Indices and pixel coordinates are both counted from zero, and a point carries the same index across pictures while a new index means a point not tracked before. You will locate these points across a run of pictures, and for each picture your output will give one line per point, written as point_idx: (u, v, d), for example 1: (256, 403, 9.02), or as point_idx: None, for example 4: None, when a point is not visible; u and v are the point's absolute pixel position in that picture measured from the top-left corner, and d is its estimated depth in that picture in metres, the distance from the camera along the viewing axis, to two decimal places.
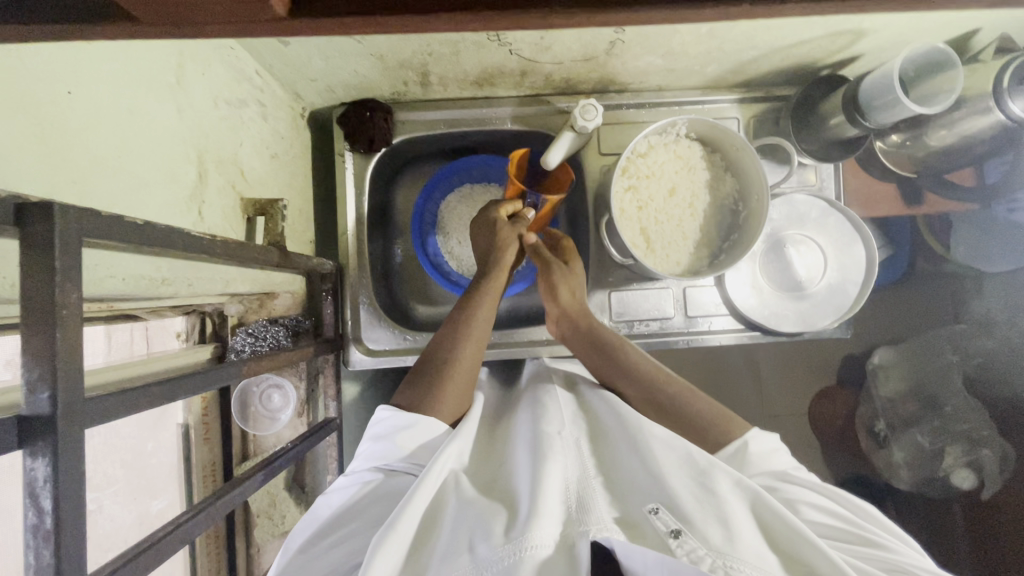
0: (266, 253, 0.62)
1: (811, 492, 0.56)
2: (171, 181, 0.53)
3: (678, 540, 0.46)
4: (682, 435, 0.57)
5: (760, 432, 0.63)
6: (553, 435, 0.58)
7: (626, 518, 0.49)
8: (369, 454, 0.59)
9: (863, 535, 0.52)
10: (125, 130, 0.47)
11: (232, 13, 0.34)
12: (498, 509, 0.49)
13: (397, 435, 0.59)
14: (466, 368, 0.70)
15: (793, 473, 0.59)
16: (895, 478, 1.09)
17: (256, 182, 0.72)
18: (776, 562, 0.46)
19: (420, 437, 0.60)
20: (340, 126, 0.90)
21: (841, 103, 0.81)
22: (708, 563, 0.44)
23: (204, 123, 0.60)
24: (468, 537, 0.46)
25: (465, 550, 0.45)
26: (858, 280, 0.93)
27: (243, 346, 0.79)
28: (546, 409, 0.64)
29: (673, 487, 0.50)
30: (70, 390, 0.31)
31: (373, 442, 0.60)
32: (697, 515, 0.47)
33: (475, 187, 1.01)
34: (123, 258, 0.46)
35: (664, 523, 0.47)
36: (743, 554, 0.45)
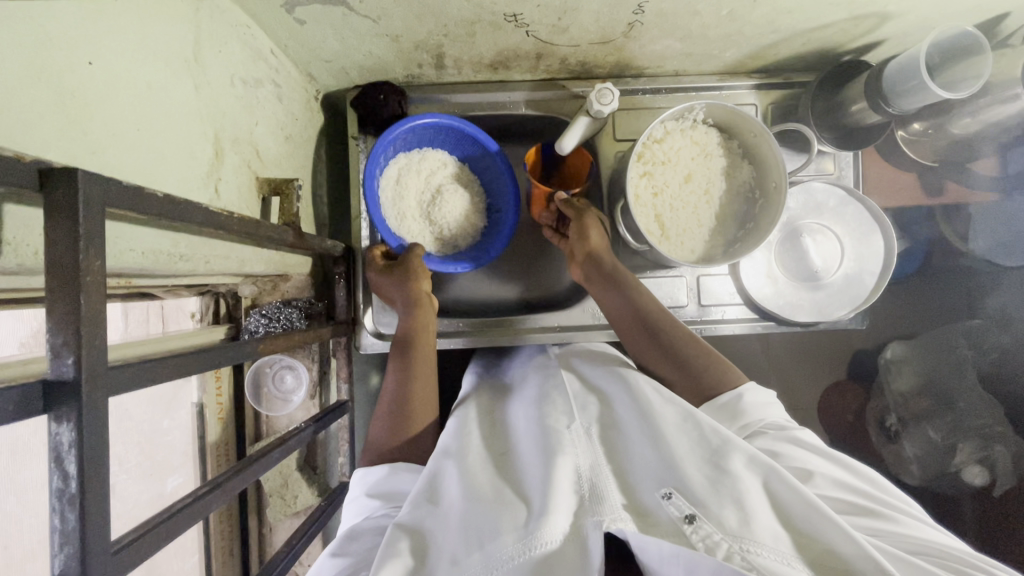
0: (281, 232, 0.62)
1: (822, 463, 0.56)
2: (189, 157, 0.53)
3: (692, 526, 0.46)
4: (694, 419, 0.56)
5: (754, 386, 0.66)
6: (562, 427, 0.57)
7: (638, 506, 0.49)
8: (348, 514, 0.60)
9: (879, 509, 0.50)
10: (145, 107, 0.47)
11: None
12: (508, 507, 0.49)
13: (369, 489, 0.61)
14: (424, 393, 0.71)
15: (802, 436, 0.58)
16: (904, 472, 1.09)
17: (271, 162, 0.72)
18: (793, 540, 0.45)
19: (397, 481, 0.61)
20: (354, 109, 0.90)
21: (864, 89, 0.79)
22: (724, 549, 0.44)
23: (221, 101, 0.60)
24: (479, 536, 0.47)
25: (476, 548, 0.46)
26: (876, 270, 0.91)
27: (257, 327, 0.78)
28: (553, 399, 0.63)
29: (686, 473, 0.50)
30: (93, 356, 0.32)
31: (350, 503, 0.61)
32: (711, 499, 0.47)
33: (410, 156, 0.88)
34: (141, 230, 0.46)
35: (678, 508, 0.47)
36: (759, 534, 0.44)
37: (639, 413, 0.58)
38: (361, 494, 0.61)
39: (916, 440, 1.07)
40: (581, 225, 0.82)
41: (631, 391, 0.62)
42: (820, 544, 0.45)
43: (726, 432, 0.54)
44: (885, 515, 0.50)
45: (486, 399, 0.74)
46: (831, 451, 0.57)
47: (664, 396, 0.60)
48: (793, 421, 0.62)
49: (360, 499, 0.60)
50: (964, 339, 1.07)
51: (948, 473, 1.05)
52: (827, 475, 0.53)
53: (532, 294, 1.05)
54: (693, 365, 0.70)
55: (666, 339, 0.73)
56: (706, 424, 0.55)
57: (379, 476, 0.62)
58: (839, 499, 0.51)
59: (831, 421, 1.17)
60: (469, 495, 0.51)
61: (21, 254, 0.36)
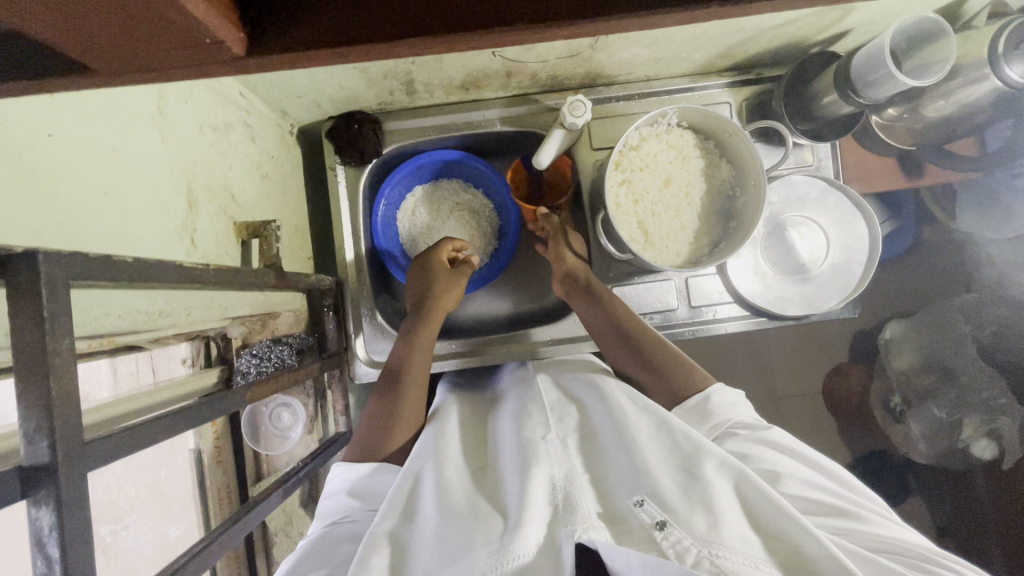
0: (262, 276, 0.62)
1: (789, 462, 0.56)
2: (162, 213, 0.54)
3: (663, 533, 0.46)
4: (669, 428, 0.56)
5: (722, 386, 0.67)
6: (539, 436, 0.57)
7: (612, 513, 0.49)
8: (324, 512, 0.60)
9: (846, 508, 0.51)
10: (111, 170, 0.47)
11: (191, 58, 0.29)
12: (482, 521, 0.49)
13: (349, 487, 0.61)
14: (421, 374, 0.76)
15: (771, 436, 0.58)
16: (914, 451, 1.12)
17: (247, 205, 0.72)
18: (764, 543, 0.46)
19: (377, 482, 0.61)
20: (331, 140, 0.90)
21: (833, 80, 0.77)
22: (694, 554, 0.43)
23: (192, 151, 0.60)
24: (452, 548, 0.47)
25: (448, 563, 0.46)
26: (863, 258, 0.91)
27: (249, 368, 0.78)
28: (530, 411, 0.63)
29: (658, 479, 0.50)
30: (67, 437, 0.32)
31: (327, 500, 0.61)
32: (682, 505, 0.47)
33: (427, 189, 0.98)
34: (118, 295, 0.46)
35: (649, 514, 0.47)
36: (729, 538, 0.45)
37: (617, 421, 0.59)
38: (337, 492, 0.61)
39: (921, 419, 1.09)
40: (556, 247, 0.86)
41: (609, 400, 0.63)
42: (791, 542, 0.45)
43: (699, 438, 0.55)
44: (852, 514, 0.50)
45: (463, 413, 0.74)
46: (800, 452, 0.57)
47: (641, 408, 0.61)
48: (763, 420, 0.61)
49: (336, 496, 0.61)
50: (962, 315, 1.09)
51: (956, 448, 1.08)
52: (792, 474, 0.54)
53: (523, 308, 1.04)
54: (665, 372, 0.71)
55: (640, 347, 0.75)
56: (679, 431, 0.56)
57: (358, 471, 0.63)
58: (808, 501, 0.51)
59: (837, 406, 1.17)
60: (442, 511, 0.51)
61: None
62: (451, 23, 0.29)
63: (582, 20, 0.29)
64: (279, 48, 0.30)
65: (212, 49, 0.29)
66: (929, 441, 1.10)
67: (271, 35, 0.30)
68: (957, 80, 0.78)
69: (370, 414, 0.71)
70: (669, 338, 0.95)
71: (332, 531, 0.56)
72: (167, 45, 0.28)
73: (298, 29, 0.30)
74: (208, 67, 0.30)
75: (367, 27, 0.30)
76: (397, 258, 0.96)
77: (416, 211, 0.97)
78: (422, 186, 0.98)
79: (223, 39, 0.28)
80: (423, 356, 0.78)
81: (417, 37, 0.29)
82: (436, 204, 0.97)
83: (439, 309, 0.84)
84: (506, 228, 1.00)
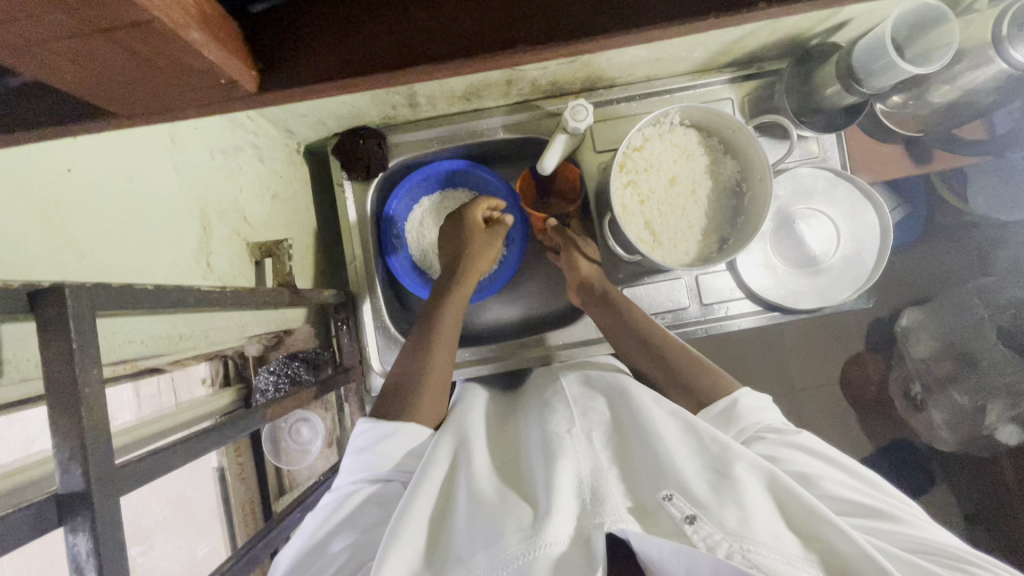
0: (277, 294, 0.63)
1: (820, 465, 0.56)
2: (178, 238, 0.55)
3: (694, 526, 0.46)
4: (696, 427, 0.57)
5: (749, 390, 0.67)
6: (564, 431, 0.58)
7: (641, 507, 0.49)
8: (351, 467, 0.59)
9: (882, 510, 0.50)
10: (127, 203, 0.48)
11: (203, 97, 0.30)
12: (511, 511, 0.49)
13: (378, 446, 0.61)
14: (439, 364, 0.74)
15: (800, 439, 0.58)
16: (938, 439, 1.17)
17: (259, 225, 0.73)
18: (794, 539, 0.46)
19: (403, 445, 0.61)
20: (337, 156, 0.91)
21: (836, 70, 0.77)
22: (725, 548, 0.43)
23: (204, 177, 0.61)
24: (483, 537, 0.47)
25: (480, 550, 0.46)
26: (875, 248, 0.90)
27: (267, 385, 0.83)
28: (555, 406, 0.65)
29: (686, 475, 0.50)
30: (100, 464, 0.33)
31: (353, 455, 0.61)
32: (711, 501, 0.47)
33: (433, 199, 0.98)
34: (143, 321, 0.48)
35: (679, 509, 0.47)
36: (761, 531, 0.44)
37: (642, 418, 0.60)
38: (363, 447, 0.61)
39: (943, 406, 1.11)
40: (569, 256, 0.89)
41: (633, 398, 0.64)
42: (824, 532, 0.46)
43: (726, 437, 0.55)
44: (887, 515, 0.50)
45: (487, 411, 0.75)
46: (830, 454, 0.57)
47: (669, 409, 0.61)
48: (791, 425, 0.62)
49: (361, 450, 0.60)
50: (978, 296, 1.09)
51: (980, 435, 1.10)
52: (825, 476, 0.54)
53: (534, 312, 1.05)
54: (686, 375, 0.73)
55: (659, 352, 0.78)
56: (706, 429, 0.56)
57: (384, 428, 0.63)
58: (842, 503, 0.51)
59: (855, 394, 1.23)
60: (471, 502, 0.52)
61: (21, 370, 0.39)
62: (459, 51, 0.30)
63: (583, 40, 0.30)
64: (287, 82, 0.31)
65: (225, 88, 0.30)
66: (951, 427, 1.12)
67: (280, 71, 0.31)
68: (962, 63, 0.77)
69: (398, 376, 0.73)
70: (682, 337, 0.94)
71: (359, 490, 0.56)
72: (183, 85, 0.29)
73: (305, 63, 0.30)
74: (221, 104, 0.31)
75: (371, 60, 0.30)
76: (407, 268, 0.97)
77: (423, 222, 0.98)
78: (428, 197, 0.98)
79: (236, 77, 0.29)
80: (444, 346, 0.76)
81: (421, 67, 0.30)
82: (442, 213, 0.98)
83: (468, 278, 0.85)
84: (512, 234, 1.00)
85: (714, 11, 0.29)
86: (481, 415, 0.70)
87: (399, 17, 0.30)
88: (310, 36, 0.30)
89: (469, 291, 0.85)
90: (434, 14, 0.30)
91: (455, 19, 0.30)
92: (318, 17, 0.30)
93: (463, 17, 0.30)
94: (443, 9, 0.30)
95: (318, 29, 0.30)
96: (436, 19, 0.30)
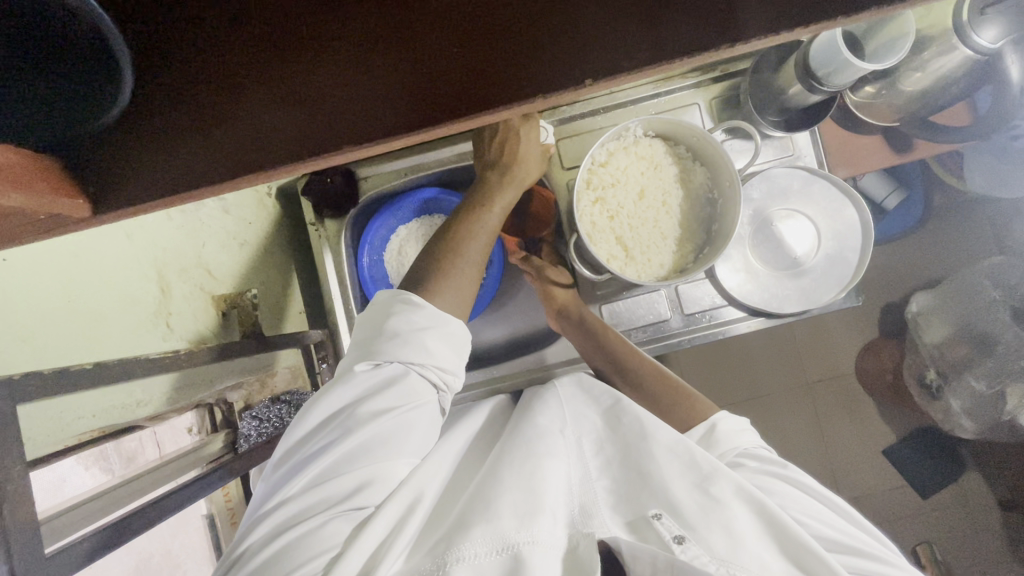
0: (239, 347, 0.64)
1: (806, 497, 0.64)
2: (133, 307, 0.58)
3: (682, 545, 0.55)
4: (686, 445, 0.65)
5: (728, 414, 0.74)
6: (558, 442, 0.68)
7: (633, 523, 0.59)
8: (394, 341, 0.62)
9: (861, 548, 0.59)
10: (71, 292, 0.51)
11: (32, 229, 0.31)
12: (500, 509, 0.58)
13: (420, 334, 0.63)
14: (448, 284, 0.70)
15: (787, 470, 0.66)
16: (959, 428, 1.21)
17: (225, 276, 0.76)
18: (771, 562, 0.55)
19: (439, 339, 0.64)
20: (307, 196, 0.92)
21: (794, 69, 0.74)
22: (713, 567, 0.53)
23: (160, 240, 0.64)
24: (478, 539, 0.55)
25: (469, 547, 0.54)
26: (857, 245, 0.87)
27: (250, 431, 0.80)
28: (550, 409, 0.74)
29: (675, 496, 0.60)
30: (24, 557, 0.34)
31: (397, 326, 0.63)
32: (699, 525, 0.57)
33: (409, 227, 0.94)
34: (85, 399, 0.57)
35: (668, 528, 0.57)
36: (743, 557, 0.54)
37: (637, 433, 0.67)
38: (400, 332, 0.62)
39: (960, 393, 1.14)
40: (544, 288, 0.92)
41: (626, 409, 0.71)
42: (795, 546, 0.56)
43: (716, 460, 0.64)
44: (864, 552, 0.58)
45: (491, 415, 0.84)
46: (812, 488, 0.65)
47: (656, 424, 0.68)
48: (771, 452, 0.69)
49: (400, 338, 0.62)
50: (988, 281, 1.14)
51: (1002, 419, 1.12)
52: (812, 514, 0.62)
53: (518, 332, 1.04)
54: (667, 404, 0.81)
55: (638, 379, 0.83)
56: (696, 451, 0.64)
57: (422, 318, 0.64)
58: (830, 540, 0.59)
59: (871, 383, 1.32)
60: (469, 503, 0.60)
61: None
62: (317, 146, 0.30)
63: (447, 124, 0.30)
64: (119, 207, 0.31)
65: (50, 220, 0.31)
66: (972, 414, 1.15)
67: (113, 198, 0.31)
68: (927, 51, 0.73)
69: (434, 251, 0.73)
70: (666, 349, 0.93)
71: (396, 386, 0.61)
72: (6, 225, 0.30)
73: (127, 191, 0.31)
74: (57, 234, 0.32)
75: (203, 177, 0.31)
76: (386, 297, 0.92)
77: (402, 250, 0.93)
78: (404, 226, 0.94)
79: (55, 210, 0.30)
80: (459, 278, 0.71)
81: (257, 174, 0.30)
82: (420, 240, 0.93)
83: (518, 182, 0.77)
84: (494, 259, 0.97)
85: (539, 92, 0.30)
86: (472, 430, 0.78)
87: (245, 111, 0.31)
88: (137, 166, 0.31)
89: (513, 196, 0.77)
90: (266, 126, 0.31)
91: (292, 128, 0.31)
92: (135, 142, 0.31)
93: (303, 124, 0.31)
94: (269, 120, 0.31)
95: (166, 135, 0.31)
96: (276, 129, 0.31)
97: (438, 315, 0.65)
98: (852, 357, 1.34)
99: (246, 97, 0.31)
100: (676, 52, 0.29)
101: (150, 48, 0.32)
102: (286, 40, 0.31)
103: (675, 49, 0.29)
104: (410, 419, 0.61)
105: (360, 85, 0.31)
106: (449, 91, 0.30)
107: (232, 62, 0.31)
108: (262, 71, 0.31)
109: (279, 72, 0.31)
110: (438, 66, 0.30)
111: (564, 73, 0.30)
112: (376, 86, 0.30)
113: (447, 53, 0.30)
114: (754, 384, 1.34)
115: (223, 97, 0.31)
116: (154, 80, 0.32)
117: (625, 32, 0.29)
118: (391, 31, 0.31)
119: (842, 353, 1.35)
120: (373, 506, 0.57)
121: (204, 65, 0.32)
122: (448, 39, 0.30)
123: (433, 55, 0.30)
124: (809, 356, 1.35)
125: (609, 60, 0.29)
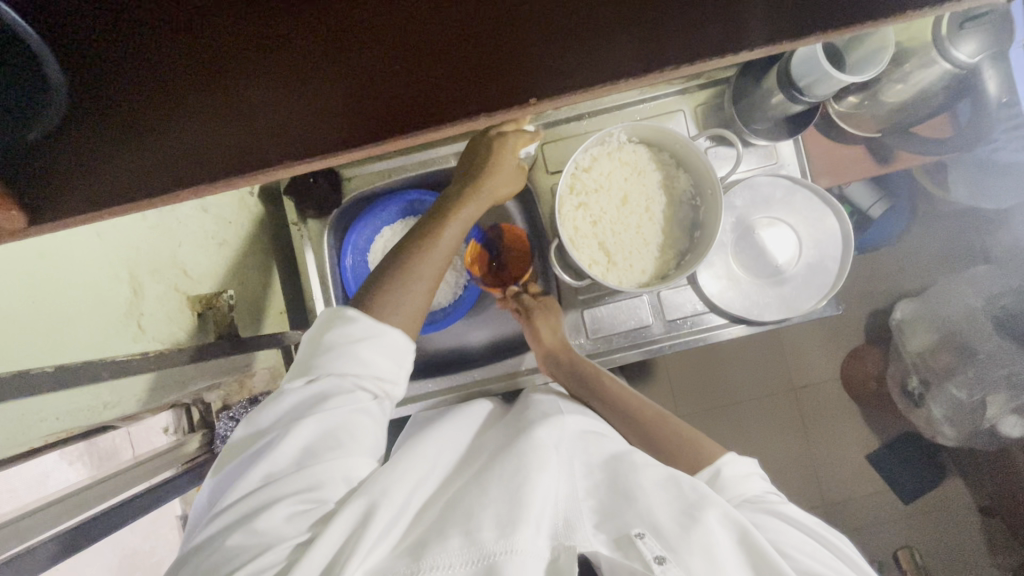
0: (210, 349, 0.64)
1: (803, 536, 0.62)
2: (103, 309, 0.60)
3: (662, 566, 0.54)
4: (677, 477, 0.64)
5: (735, 458, 0.73)
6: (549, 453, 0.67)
7: (615, 539, 0.58)
8: (328, 358, 0.61)
9: None
10: (36, 294, 0.53)
11: None
12: (483, 519, 0.57)
13: (353, 346, 0.62)
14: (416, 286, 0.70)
15: (785, 510, 0.65)
16: (939, 434, 1.22)
17: (202, 276, 0.77)
18: None
19: (377, 349, 0.64)
20: (290, 196, 0.91)
21: (777, 79, 0.73)
22: None
23: (134, 240, 0.65)
24: (454, 550, 0.54)
25: (446, 556, 0.53)
26: (838, 254, 0.87)
27: (228, 431, 0.81)
28: (545, 423, 0.73)
29: (661, 518, 0.59)
30: None
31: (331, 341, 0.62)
32: (681, 547, 0.56)
33: (394, 229, 0.93)
34: (52, 400, 0.58)
35: (649, 548, 0.56)
36: None
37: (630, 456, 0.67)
38: (335, 345, 0.62)
39: (940, 401, 1.16)
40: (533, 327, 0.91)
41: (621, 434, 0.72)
42: None
43: (706, 489, 0.63)
44: None
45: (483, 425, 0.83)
46: (812, 529, 0.63)
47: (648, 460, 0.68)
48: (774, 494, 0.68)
49: (333, 351, 0.62)
50: (971, 290, 1.15)
51: (982, 427, 1.14)
52: (810, 552, 0.59)
53: (500, 336, 1.04)
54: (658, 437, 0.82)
55: (631, 417, 0.85)
56: (687, 482, 0.63)
57: (357, 329, 0.63)
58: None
59: (855, 387, 1.32)
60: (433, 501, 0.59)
61: None
62: (266, 155, 0.32)
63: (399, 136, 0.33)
64: (53, 216, 0.32)
65: None
66: (952, 423, 1.17)
67: (44, 207, 0.32)
68: (908, 64, 0.74)
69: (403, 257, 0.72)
70: (647, 354, 0.94)
71: (334, 393, 0.60)
72: None
73: (65, 199, 0.32)
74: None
75: (146, 184, 0.32)
76: None
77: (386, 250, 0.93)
78: (389, 226, 0.93)
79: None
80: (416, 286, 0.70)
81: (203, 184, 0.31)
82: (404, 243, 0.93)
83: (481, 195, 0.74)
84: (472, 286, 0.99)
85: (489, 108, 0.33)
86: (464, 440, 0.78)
87: (183, 121, 0.32)
88: (76, 174, 0.32)
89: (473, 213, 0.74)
90: (213, 136, 0.32)
91: (232, 139, 0.32)
92: (75, 153, 0.32)
93: (253, 136, 0.32)
94: (220, 129, 0.32)
95: (106, 142, 0.32)
96: (221, 139, 0.32)
97: (383, 330, 0.65)
98: (836, 363, 1.35)
99: (194, 108, 0.32)
100: (623, 73, 0.31)
101: (78, 54, 0.33)
102: (226, 58, 0.33)
103: (625, 69, 0.31)
104: (357, 420, 0.60)
105: (302, 98, 0.32)
106: (403, 104, 0.33)
107: (164, 68, 0.32)
108: (196, 79, 0.32)
109: (219, 88, 0.32)
110: (394, 88, 0.33)
111: (519, 91, 0.32)
112: (328, 96, 0.32)
113: (393, 70, 0.33)
114: (736, 389, 1.35)
115: (164, 110, 0.32)
116: (90, 86, 0.32)
117: (574, 55, 0.32)
118: (336, 46, 0.33)
119: (826, 360, 1.36)
120: (331, 504, 0.56)
121: (140, 72, 0.32)
122: (403, 50, 0.33)
123: (378, 79, 0.33)
124: (793, 361, 1.36)
125: (563, 79, 0.32)
